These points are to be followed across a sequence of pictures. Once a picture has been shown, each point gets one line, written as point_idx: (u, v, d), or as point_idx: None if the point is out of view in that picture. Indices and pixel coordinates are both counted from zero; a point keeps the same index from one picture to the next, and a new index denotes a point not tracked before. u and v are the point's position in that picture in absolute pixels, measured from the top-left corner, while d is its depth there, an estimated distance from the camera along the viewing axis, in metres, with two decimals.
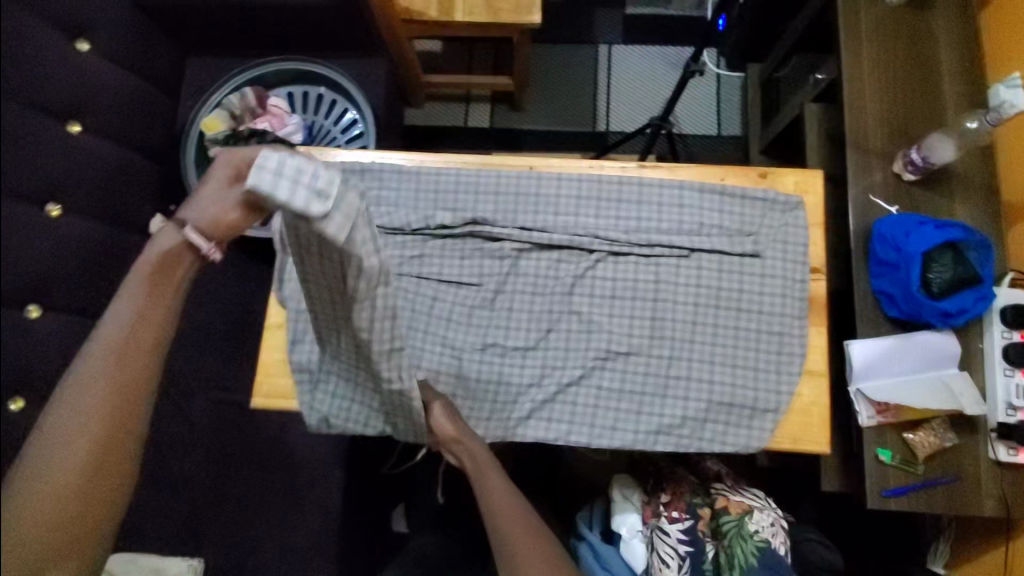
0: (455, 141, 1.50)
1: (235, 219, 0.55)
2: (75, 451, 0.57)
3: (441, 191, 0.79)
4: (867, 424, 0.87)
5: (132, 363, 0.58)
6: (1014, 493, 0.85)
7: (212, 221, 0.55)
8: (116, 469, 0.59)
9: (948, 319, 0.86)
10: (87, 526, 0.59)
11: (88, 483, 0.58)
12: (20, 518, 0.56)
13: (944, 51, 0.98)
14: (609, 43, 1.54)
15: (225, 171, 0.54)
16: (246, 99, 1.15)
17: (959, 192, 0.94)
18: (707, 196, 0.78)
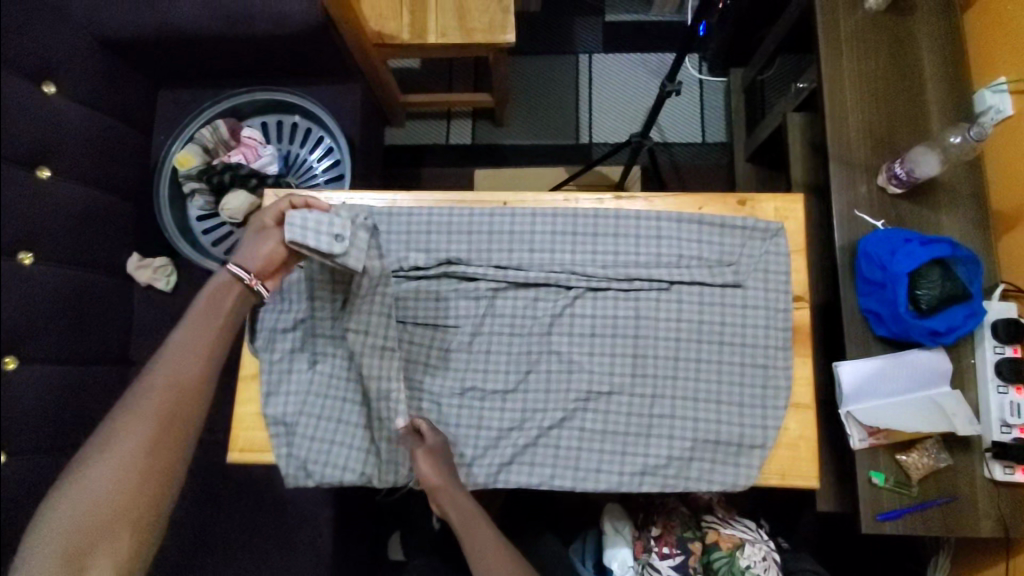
0: (437, 159, 1.48)
1: (272, 248, 0.70)
2: (135, 434, 0.61)
3: (413, 232, 0.77)
4: (859, 446, 0.85)
5: (192, 360, 0.65)
6: (1011, 512, 0.84)
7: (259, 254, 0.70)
8: (170, 453, 0.62)
9: (937, 338, 0.84)
10: (138, 513, 0.59)
11: (145, 463, 0.60)
12: (79, 501, 0.58)
13: (927, 58, 0.96)
14: (589, 52, 1.52)
15: (258, 219, 0.71)
16: (219, 132, 1.13)
17: (946, 203, 0.92)
18: (686, 226, 0.76)
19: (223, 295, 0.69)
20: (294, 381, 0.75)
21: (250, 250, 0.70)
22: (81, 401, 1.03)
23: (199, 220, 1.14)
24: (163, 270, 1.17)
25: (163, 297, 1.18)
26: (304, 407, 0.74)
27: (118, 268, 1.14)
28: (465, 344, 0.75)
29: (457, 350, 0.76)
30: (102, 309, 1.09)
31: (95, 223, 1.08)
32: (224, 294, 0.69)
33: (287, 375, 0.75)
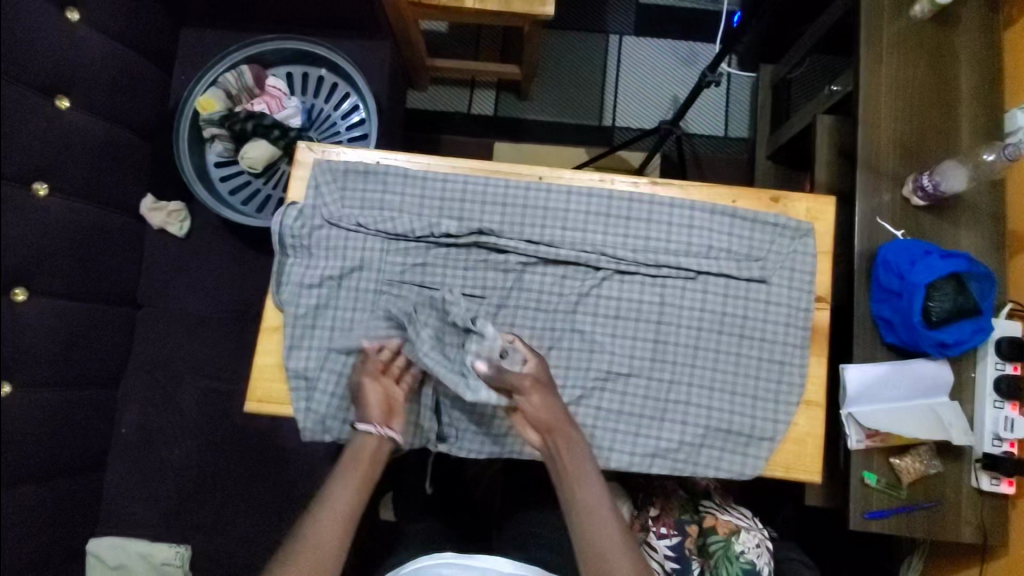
0: (458, 127, 1.46)
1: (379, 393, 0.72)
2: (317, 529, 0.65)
3: (447, 198, 0.78)
4: (856, 447, 0.88)
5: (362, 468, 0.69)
6: (992, 520, 0.88)
7: (376, 402, 0.72)
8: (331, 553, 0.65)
9: (945, 350, 0.86)
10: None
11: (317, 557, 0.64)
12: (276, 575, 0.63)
13: (966, 73, 0.97)
14: (620, 33, 1.50)
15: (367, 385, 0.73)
16: (243, 78, 1.10)
17: (966, 219, 0.94)
18: (718, 218, 0.77)
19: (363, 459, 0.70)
20: (316, 335, 0.76)
21: (371, 405, 0.71)
22: (90, 340, 1.02)
23: (218, 166, 1.13)
24: (177, 214, 1.16)
25: (175, 241, 1.17)
26: (326, 362, 0.75)
27: (131, 209, 1.12)
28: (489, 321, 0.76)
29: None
30: (114, 249, 1.08)
31: (112, 161, 1.06)
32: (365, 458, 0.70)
33: (310, 331, 0.75)
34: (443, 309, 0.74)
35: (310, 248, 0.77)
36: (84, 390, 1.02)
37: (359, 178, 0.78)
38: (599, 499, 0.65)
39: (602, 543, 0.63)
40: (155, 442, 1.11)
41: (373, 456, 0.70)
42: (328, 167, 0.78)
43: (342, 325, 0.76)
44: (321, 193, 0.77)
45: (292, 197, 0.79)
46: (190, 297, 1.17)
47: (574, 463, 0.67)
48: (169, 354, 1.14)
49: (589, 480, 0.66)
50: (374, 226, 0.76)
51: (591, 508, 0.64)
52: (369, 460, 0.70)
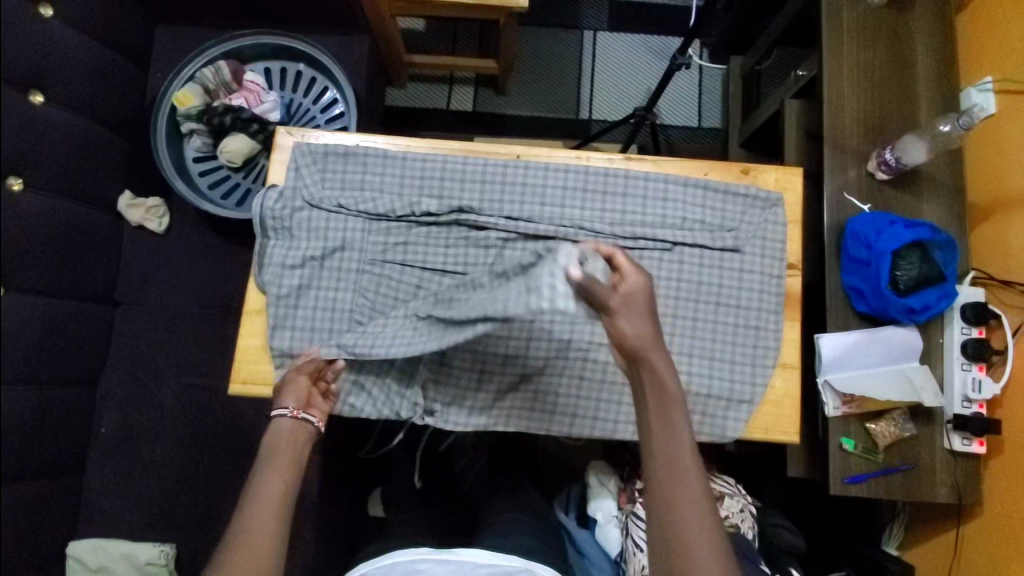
0: (437, 123, 1.48)
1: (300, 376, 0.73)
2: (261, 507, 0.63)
3: (427, 178, 0.79)
4: (833, 414, 0.90)
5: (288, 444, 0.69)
6: (965, 481, 0.91)
7: (296, 388, 0.72)
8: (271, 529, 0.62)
9: (912, 315, 0.89)
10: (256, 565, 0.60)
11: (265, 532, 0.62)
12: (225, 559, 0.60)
13: (922, 53, 1.01)
14: (594, 29, 1.53)
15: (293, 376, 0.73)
16: (221, 74, 1.10)
17: (927, 192, 0.98)
18: (690, 190, 0.79)
19: (279, 442, 0.70)
20: (305, 310, 0.76)
21: (284, 392, 0.72)
22: (68, 337, 1.01)
23: (196, 161, 1.13)
24: (155, 211, 1.15)
25: (154, 238, 1.17)
26: (309, 341, 0.76)
27: (108, 206, 1.12)
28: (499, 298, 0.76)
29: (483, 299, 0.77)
30: (92, 245, 1.07)
31: (88, 158, 1.05)
32: (279, 439, 0.69)
33: (293, 311, 0.76)
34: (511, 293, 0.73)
35: (290, 231, 0.77)
36: (62, 389, 1.01)
37: (339, 160, 0.79)
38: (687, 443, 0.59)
39: (683, 513, 0.57)
40: (138, 441, 1.10)
41: (289, 438, 0.70)
42: (308, 149, 0.79)
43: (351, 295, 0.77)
44: (301, 175, 0.78)
45: (271, 180, 0.80)
46: (170, 293, 1.16)
47: (658, 398, 0.60)
48: (152, 351, 1.13)
49: (679, 440, 0.59)
50: (355, 207, 0.77)
51: (675, 468, 0.58)
52: (287, 443, 0.70)
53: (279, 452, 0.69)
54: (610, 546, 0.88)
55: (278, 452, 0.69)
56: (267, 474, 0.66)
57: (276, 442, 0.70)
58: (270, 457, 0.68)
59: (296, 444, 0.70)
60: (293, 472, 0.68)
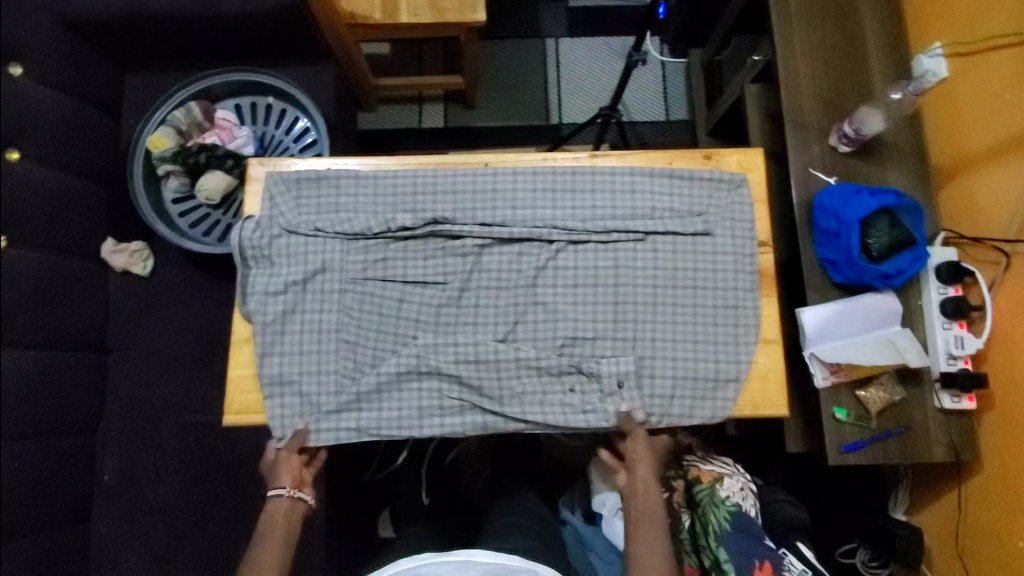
0: (412, 143, 1.52)
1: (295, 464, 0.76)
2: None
3: (399, 194, 0.81)
4: (823, 385, 0.92)
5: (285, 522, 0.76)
6: (961, 438, 0.92)
7: (290, 469, 0.76)
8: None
9: (888, 281, 0.91)
10: None
11: None
12: None
13: (870, 26, 1.04)
14: (555, 37, 1.57)
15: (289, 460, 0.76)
16: (192, 114, 1.13)
17: (891, 159, 1.00)
18: (657, 180, 0.81)
19: (273, 520, 0.75)
20: (308, 336, 0.77)
21: (279, 474, 0.76)
22: (59, 387, 1.01)
23: (175, 202, 1.14)
24: (139, 254, 1.15)
25: (139, 281, 1.17)
26: (298, 366, 0.77)
27: (91, 253, 1.12)
28: (499, 341, 0.78)
29: (484, 343, 0.77)
30: (76, 294, 1.07)
31: (67, 207, 1.06)
32: (274, 520, 0.75)
33: (280, 336, 0.77)
34: (534, 364, 0.77)
35: (270, 257, 0.79)
36: (55, 440, 1.01)
37: (313, 185, 0.81)
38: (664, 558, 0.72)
39: None
40: (140, 484, 1.09)
41: (287, 517, 0.75)
42: (282, 177, 0.80)
43: (348, 338, 0.78)
44: (277, 203, 0.80)
45: (249, 210, 0.81)
46: (160, 333, 1.16)
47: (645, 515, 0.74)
48: (147, 394, 1.13)
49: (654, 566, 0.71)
50: (332, 229, 0.79)
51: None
52: (283, 521, 0.76)
53: (273, 532, 0.75)
54: (617, 539, 0.89)
55: (276, 530, 0.75)
56: (269, 552, 0.73)
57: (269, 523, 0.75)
58: (267, 532, 0.75)
59: (288, 522, 0.76)
60: (288, 546, 0.76)
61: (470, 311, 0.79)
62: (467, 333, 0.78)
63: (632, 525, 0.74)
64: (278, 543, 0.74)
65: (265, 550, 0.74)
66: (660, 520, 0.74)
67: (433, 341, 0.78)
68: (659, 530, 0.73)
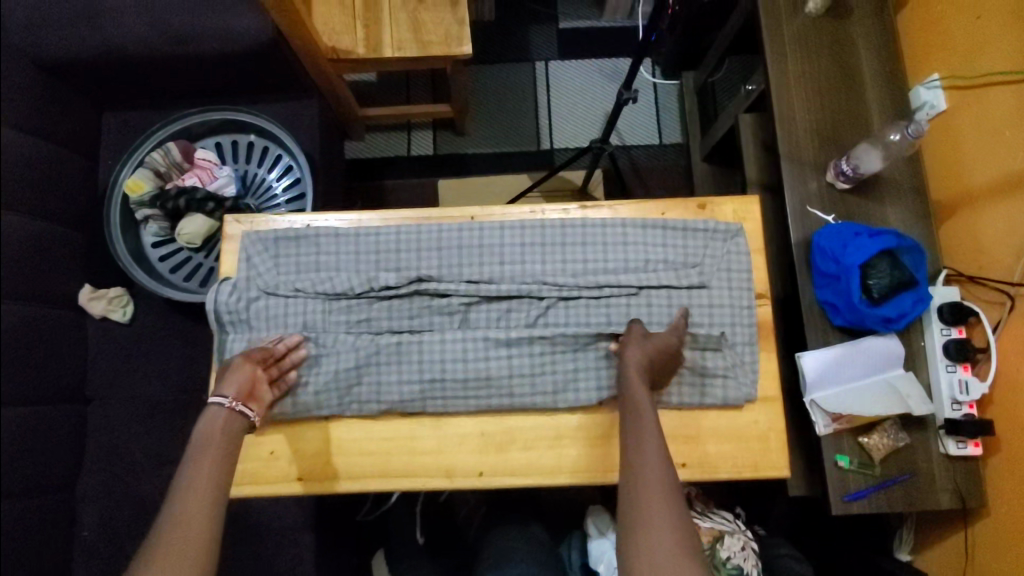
0: (400, 171, 1.48)
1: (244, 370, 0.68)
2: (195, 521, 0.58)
3: (381, 252, 0.78)
4: (825, 432, 0.89)
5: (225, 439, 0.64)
6: (967, 484, 0.89)
7: (237, 378, 0.67)
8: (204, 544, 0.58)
9: (889, 324, 0.89)
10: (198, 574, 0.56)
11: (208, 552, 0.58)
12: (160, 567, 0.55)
13: (865, 57, 1.02)
14: (545, 59, 1.54)
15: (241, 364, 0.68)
16: (171, 155, 1.10)
17: (889, 195, 0.98)
18: (650, 231, 0.79)
19: (214, 432, 0.64)
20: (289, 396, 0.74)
21: (227, 380, 0.67)
22: (35, 444, 0.98)
23: (155, 246, 1.11)
24: (118, 300, 1.12)
25: (120, 329, 1.13)
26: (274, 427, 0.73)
27: (69, 302, 1.09)
28: (490, 392, 0.74)
29: (475, 394, 0.74)
30: (52, 346, 1.04)
31: (41, 258, 1.02)
32: (220, 431, 0.64)
33: None
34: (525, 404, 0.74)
35: (249, 324, 0.76)
36: (30, 500, 0.97)
37: (291, 243, 0.78)
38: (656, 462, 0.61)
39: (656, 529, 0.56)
40: (121, 540, 1.06)
41: (226, 427, 0.65)
42: (258, 236, 0.78)
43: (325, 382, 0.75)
44: (254, 263, 0.77)
45: (223, 272, 0.78)
46: (141, 383, 1.12)
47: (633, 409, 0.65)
48: (128, 445, 1.10)
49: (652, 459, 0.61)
50: (312, 289, 0.76)
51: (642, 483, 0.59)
52: (221, 432, 0.65)
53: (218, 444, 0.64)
54: None
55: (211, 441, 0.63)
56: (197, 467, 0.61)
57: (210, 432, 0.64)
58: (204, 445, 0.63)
59: (229, 439, 0.65)
60: (226, 463, 0.63)
61: (458, 361, 0.75)
62: (456, 380, 0.74)
63: (629, 442, 0.63)
64: (218, 463, 0.63)
65: (200, 472, 0.61)
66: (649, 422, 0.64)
67: (420, 393, 0.74)
68: (651, 439, 0.62)
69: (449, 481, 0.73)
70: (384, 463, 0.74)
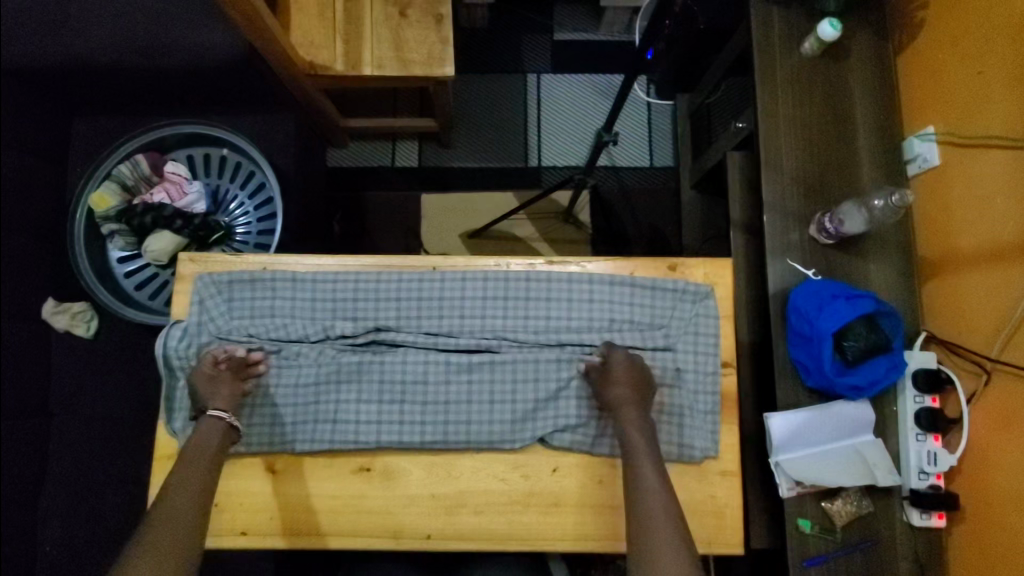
0: (383, 182, 1.44)
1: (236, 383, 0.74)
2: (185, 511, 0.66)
3: (339, 301, 0.80)
4: (788, 495, 0.87)
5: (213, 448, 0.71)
6: (927, 554, 0.88)
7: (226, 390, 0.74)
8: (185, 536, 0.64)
9: (859, 392, 0.87)
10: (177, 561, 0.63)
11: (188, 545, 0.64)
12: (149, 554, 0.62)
13: (860, 103, 0.98)
14: (538, 72, 1.49)
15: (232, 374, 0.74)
16: (139, 168, 1.07)
17: (873, 251, 0.95)
18: (618, 290, 0.80)
19: (206, 440, 0.71)
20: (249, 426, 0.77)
21: (218, 393, 0.73)
22: None
23: (121, 261, 1.08)
24: (82, 315, 1.10)
25: (84, 343, 1.11)
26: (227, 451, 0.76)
27: (32, 315, 1.07)
28: (444, 439, 0.77)
29: (431, 440, 0.77)
30: (13, 362, 1.02)
31: None
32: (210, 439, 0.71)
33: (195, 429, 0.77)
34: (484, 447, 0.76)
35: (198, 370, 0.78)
36: None
37: (246, 288, 0.80)
38: (657, 493, 0.67)
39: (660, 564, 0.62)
40: (78, 559, 1.05)
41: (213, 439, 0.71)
42: (211, 280, 0.79)
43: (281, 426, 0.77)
44: (206, 308, 0.79)
45: (176, 314, 0.80)
46: (105, 400, 1.11)
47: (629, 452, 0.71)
48: (89, 462, 1.09)
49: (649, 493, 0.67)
50: (266, 335, 0.79)
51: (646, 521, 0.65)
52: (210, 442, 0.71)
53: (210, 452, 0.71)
54: None
55: (200, 448, 0.70)
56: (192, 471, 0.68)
57: (205, 444, 0.71)
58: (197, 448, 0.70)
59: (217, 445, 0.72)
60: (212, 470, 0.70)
61: (413, 410, 0.77)
62: (410, 425, 0.77)
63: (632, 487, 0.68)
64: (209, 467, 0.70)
65: (194, 472, 0.68)
66: (645, 456, 0.70)
67: (374, 439, 0.76)
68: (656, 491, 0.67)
69: (397, 542, 0.75)
70: (330, 521, 0.75)
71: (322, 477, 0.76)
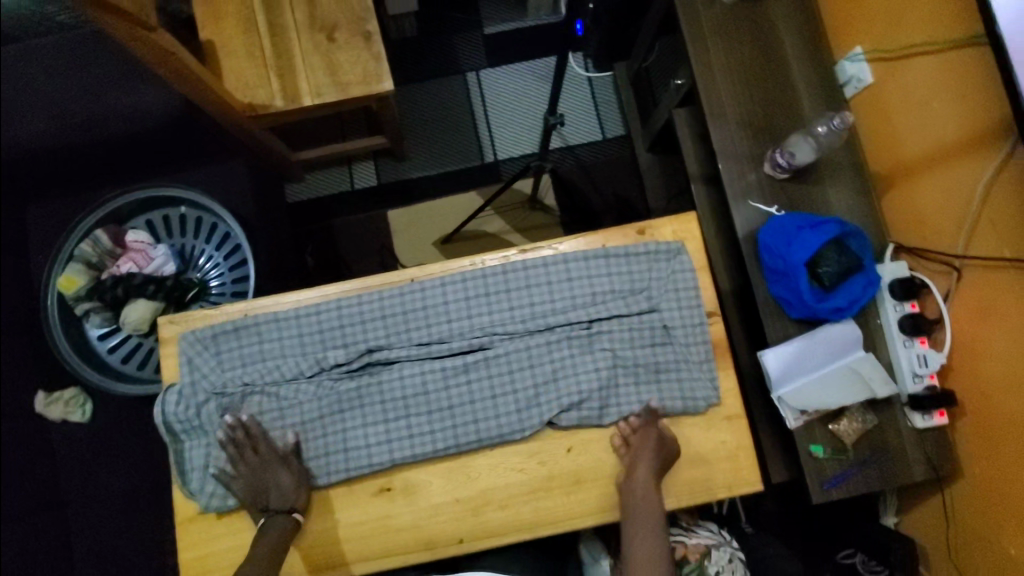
0: (346, 207, 1.44)
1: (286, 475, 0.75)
2: None
3: (325, 330, 0.80)
4: (795, 425, 0.90)
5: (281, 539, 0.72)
6: (938, 453, 0.91)
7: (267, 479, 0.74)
8: None
9: (842, 312, 0.89)
10: None
11: None
12: None
13: (788, 37, 1.00)
14: (475, 68, 1.50)
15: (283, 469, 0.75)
16: (102, 243, 1.06)
17: (829, 176, 0.97)
18: (593, 264, 0.82)
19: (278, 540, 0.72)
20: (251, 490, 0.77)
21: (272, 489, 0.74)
22: None
23: (101, 339, 1.07)
24: (75, 400, 1.10)
25: (82, 426, 1.11)
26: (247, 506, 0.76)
27: None
28: (455, 443, 0.78)
29: (443, 446, 0.78)
30: None
31: None
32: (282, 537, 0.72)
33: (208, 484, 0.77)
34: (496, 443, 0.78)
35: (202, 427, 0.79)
36: None
37: (232, 338, 0.80)
38: (656, 554, 0.72)
39: None
40: None
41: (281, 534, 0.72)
42: (195, 337, 0.80)
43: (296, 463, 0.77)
44: (197, 365, 0.79)
45: (168, 379, 0.80)
46: (113, 479, 1.10)
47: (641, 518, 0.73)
48: (110, 543, 1.08)
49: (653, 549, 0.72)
50: (262, 380, 0.79)
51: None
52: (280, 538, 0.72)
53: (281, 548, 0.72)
54: None
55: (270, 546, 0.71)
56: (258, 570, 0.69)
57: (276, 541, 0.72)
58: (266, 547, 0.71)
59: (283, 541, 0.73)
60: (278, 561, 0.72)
61: (420, 422, 0.78)
62: (419, 437, 0.78)
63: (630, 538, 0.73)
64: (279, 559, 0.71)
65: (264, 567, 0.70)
66: (650, 523, 0.73)
67: (388, 457, 0.77)
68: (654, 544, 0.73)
69: (432, 551, 0.76)
70: (366, 544, 0.76)
71: (348, 504, 0.77)
